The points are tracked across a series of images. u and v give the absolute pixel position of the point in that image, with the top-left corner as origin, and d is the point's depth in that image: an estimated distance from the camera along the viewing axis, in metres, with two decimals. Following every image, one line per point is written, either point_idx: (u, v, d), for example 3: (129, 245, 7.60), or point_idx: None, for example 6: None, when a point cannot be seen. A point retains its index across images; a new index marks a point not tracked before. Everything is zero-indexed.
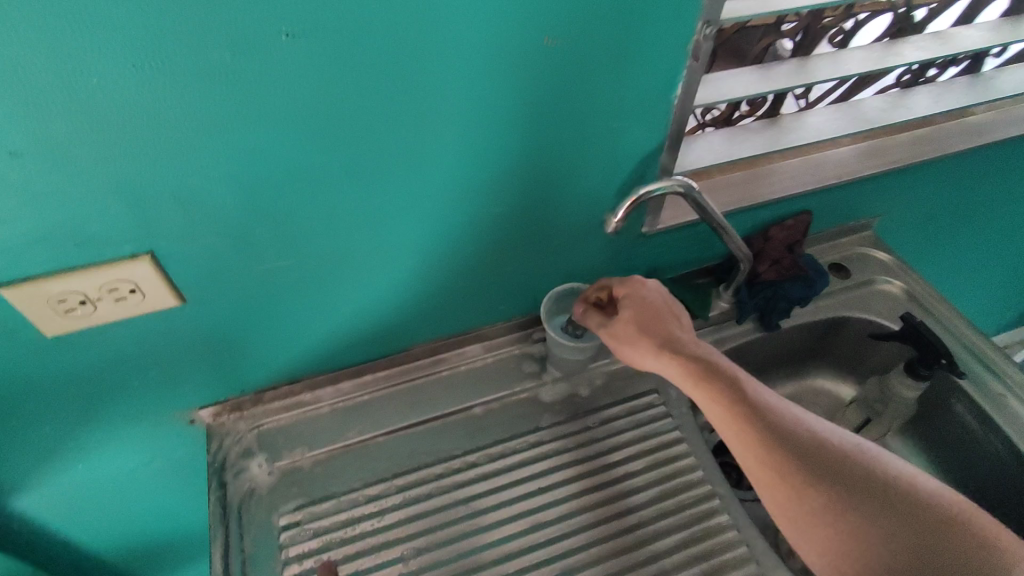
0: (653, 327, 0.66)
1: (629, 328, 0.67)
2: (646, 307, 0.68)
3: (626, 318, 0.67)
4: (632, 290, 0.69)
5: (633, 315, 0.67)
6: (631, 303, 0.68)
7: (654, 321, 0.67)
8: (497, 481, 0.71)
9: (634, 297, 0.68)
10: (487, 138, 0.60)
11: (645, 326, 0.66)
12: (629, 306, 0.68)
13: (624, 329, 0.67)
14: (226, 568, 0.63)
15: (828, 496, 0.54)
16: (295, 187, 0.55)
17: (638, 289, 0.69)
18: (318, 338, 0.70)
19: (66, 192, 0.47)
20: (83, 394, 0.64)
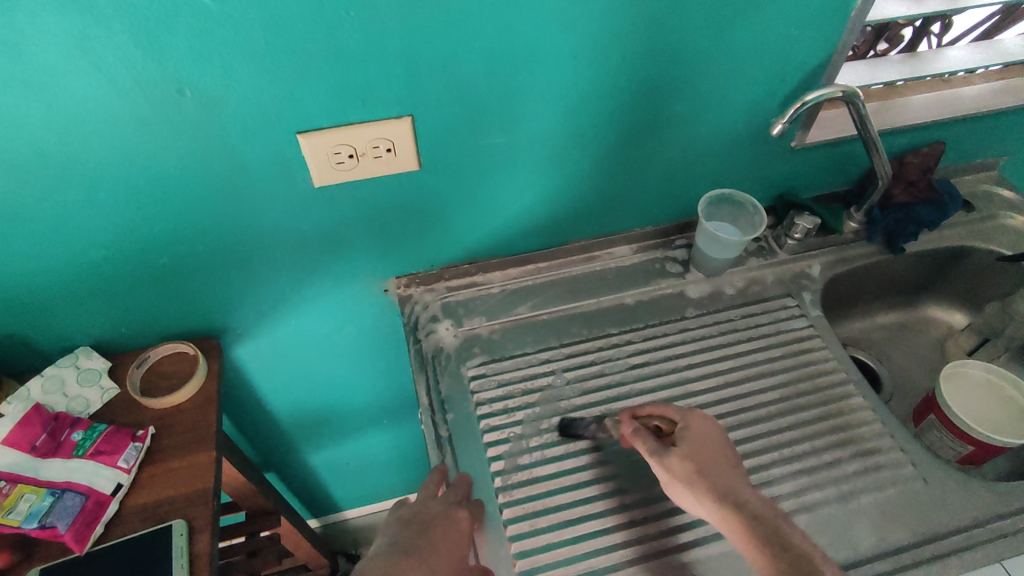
0: (714, 468, 0.59)
1: (682, 465, 0.59)
2: (708, 440, 0.62)
3: (681, 453, 0.60)
4: (693, 433, 0.62)
5: (692, 445, 0.61)
6: (690, 443, 0.61)
7: (711, 464, 0.59)
8: (650, 356, 0.80)
9: (699, 435, 0.62)
10: (685, 37, 0.67)
11: (701, 458, 0.60)
12: (687, 445, 0.61)
13: (672, 464, 0.60)
14: (429, 402, 0.75)
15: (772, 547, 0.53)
16: (524, 66, 0.64)
17: (697, 422, 0.64)
18: (502, 221, 0.81)
19: (368, 54, 0.58)
20: (315, 250, 0.76)
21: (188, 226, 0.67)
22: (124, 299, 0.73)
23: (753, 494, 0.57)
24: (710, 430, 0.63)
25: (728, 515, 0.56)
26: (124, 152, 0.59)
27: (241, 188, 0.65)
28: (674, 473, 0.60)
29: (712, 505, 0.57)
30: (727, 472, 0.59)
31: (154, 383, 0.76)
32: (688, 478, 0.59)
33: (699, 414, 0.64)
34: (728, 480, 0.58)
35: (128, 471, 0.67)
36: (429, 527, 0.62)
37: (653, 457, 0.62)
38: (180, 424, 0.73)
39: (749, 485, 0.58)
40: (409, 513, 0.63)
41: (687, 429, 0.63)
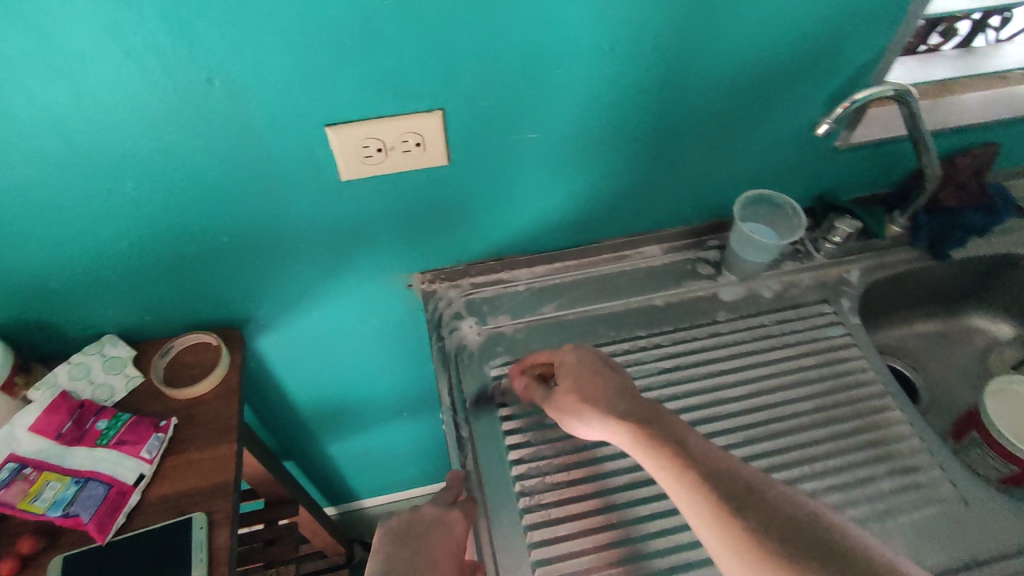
0: (596, 394, 0.61)
1: (572, 398, 0.63)
2: (581, 369, 0.64)
3: (567, 389, 0.63)
4: (570, 373, 0.64)
5: (568, 380, 0.64)
6: (567, 377, 0.64)
7: (593, 384, 0.62)
8: (679, 360, 0.78)
9: (571, 367, 0.65)
10: (732, 28, 0.64)
11: (581, 390, 0.62)
12: (567, 380, 0.64)
13: (574, 411, 0.62)
14: (451, 401, 0.73)
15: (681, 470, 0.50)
16: (561, 58, 0.62)
17: (571, 355, 0.66)
18: (528, 218, 0.79)
19: (401, 44, 0.56)
20: (340, 244, 0.74)
21: (210, 215, 0.66)
22: (148, 287, 0.73)
23: (634, 405, 0.58)
24: (579, 359, 0.65)
25: (619, 430, 0.57)
26: (147, 140, 0.58)
27: (265, 179, 0.64)
28: (573, 408, 0.62)
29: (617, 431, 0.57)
30: (618, 403, 0.59)
31: (178, 373, 0.76)
32: (582, 412, 0.61)
33: (571, 351, 0.66)
34: (620, 409, 0.58)
35: (151, 461, 0.67)
36: (425, 540, 0.58)
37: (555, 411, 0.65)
38: (203, 415, 0.72)
39: (632, 397, 0.59)
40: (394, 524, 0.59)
41: (563, 364, 0.66)
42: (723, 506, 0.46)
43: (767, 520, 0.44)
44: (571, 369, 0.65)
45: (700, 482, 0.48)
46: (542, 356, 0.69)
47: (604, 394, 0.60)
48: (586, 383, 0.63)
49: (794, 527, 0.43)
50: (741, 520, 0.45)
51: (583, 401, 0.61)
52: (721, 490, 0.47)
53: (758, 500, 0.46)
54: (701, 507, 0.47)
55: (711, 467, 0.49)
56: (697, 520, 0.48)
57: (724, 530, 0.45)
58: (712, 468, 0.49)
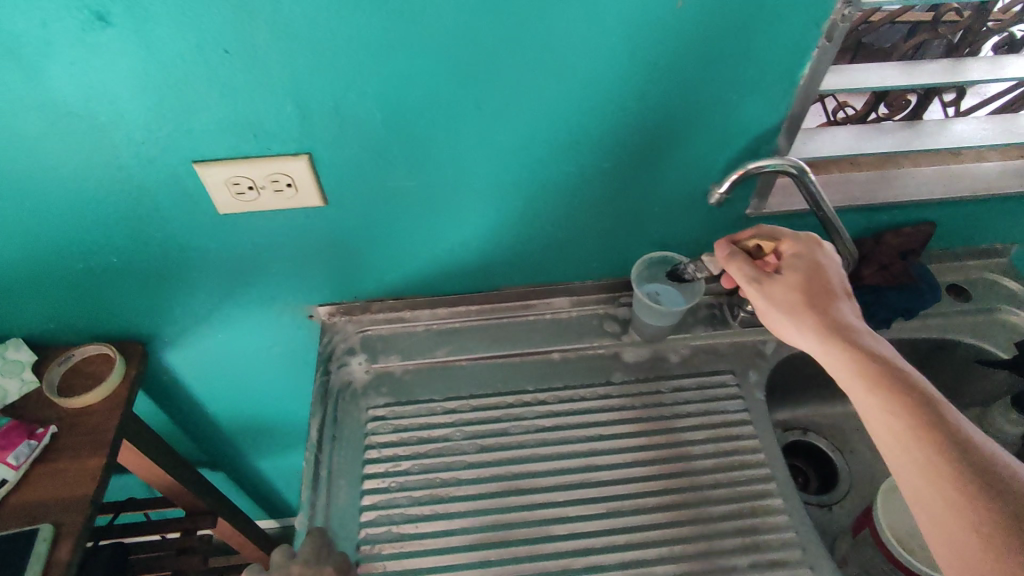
0: (820, 300, 0.62)
1: (790, 288, 0.63)
2: (811, 267, 0.63)
3: (787, 285, 0.63)
4: (800, 264, 0.64)
5: (802, 281, 0.63)
6: (795, 272, 0.63)
7: (819, 292, 0.62)
8: (561, 419, 0.76)
9: (796, 266, 0.64)
10: (607, 93, 0.63)
11: (810, 293, 0.62)
12: (796, 272, 0.63)
13: (783, 302, 0.63)
14: (319, 438, 0.73)
15: (935, 439, 0.52)
16: (431, 114, 0.61)
17: (796, 246, 0.65)
18: (426, 262, 0.79)
19: (257, 91, 0.56)
20: (232, 272, 0.75)
21: (97, 238, 0.68)
22: (46, 299, 0.75)
23: (844, 322, 0.60)
24: (812, 262, 0.64)
25: (853, 356, 0.58)
26: (18, 168, 0.59)
27: (144, 208, 0.65)
28: (785, 303, 0.63)
29: (809, 328, 0.61)
30: (828, 307, 0.61)
31: (73, 381, 0.79)
32: (802, 305, 0.62)
33: (805, 239, 0.66)
34: (825, 294, 0.62)
35: (15, 467, 0.69)
36: None
37: (757, 291, 0.64)
38: (83, 426, 0.74)
39: (803, 267, 0.64)
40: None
41: (794, 254, 0.65)
42: (932, 432, 0.52)
43: (965, 449, 0.51)
44: (813, 266, 0.63)
45: (924, 413, 0.53)
46: (782, 241, 0.66)
47: (859, 332, 0.60)
48: (819, 291, 0.63)
49: (966, 444, 0.51)
50: (923, 417, 0.53)
51: (853, 357, 0.58)
52: (901, 384, 0.55)
53: (932, 404, 0.54)
54: (922, 435, 0.52)
55: (906, 374, 0.56)
56: (901, 442, 0.53)
57: (940, 451, 0.51)
58: (935, 421, 0.53)
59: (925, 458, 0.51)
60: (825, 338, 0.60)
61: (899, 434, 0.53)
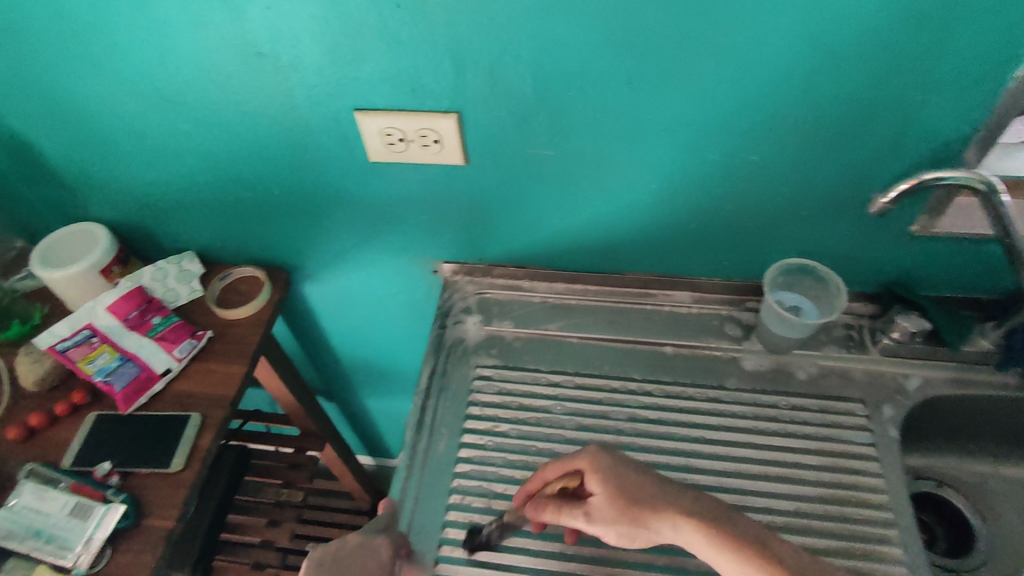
0: (642, 505, 0.55)
1: (611, 508, 0.56)
2: (620, 476, 0.57)
3: (608, 496, 0.56)
4: (606, 472, 0.57)
5: (614, 496, 0.56)
6: (607, 481, 0.57)
7: (638, 490, 0.56)
8: (663, 415, 0.73)
9: (607, 475, 0.57)
10: (770, 80, 0.59)
11: (631, 501, 0.55)
12: (609, 485, 0.56)
13: (606, 514, 0.56)
14: (428, 385, 0.77)
15: None
16: (580, 85, 0.61)
17: (594, 462, 0.58)
18: (551, 234, 0.79)
19: (419, 48, 0.59)
20: (372, 219, 0.81)
21: (266, 170, 0.75)
22: (219, 218, 0.85)
23: (695, 503, 0.54)
24: (611, 462, 0.58)
25: (699, 545, 0.52)
26: (212, 96, 0.67)
27: (308, 148, 0.71)
28: (615, 519, 0.56)
29: (665, 530, 0.54)
30: (664, 506, 0.54)
31: (229, 296, 0.89)
32: (628, 521, 0.55)
33: (587, 453, 0.59)
34: (655, 491, 0.55)
35: (179, 360, 0.81)
36: (347, 564, 0.56)
37: (584, 521, 0.58)
38: (232, 336, 0.84)
39: (642, 477, 0.57)
40: (320, 552, 0.56)
41: (595, 469, 0.58)
42: (767, 555, 0.50)
43: (817, 570, 0.49)
44: (622, 473, 0.57)
45: None
46: (576, 468, 0.60)
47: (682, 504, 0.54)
48: (632, 491, 0.56)
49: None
50: None
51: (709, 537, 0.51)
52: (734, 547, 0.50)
53: (739, 517, 0.53)
54: None
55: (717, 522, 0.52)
56: None
57: None
58: (759, 537, 0.51)
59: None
60: (683, 532, 0.53)
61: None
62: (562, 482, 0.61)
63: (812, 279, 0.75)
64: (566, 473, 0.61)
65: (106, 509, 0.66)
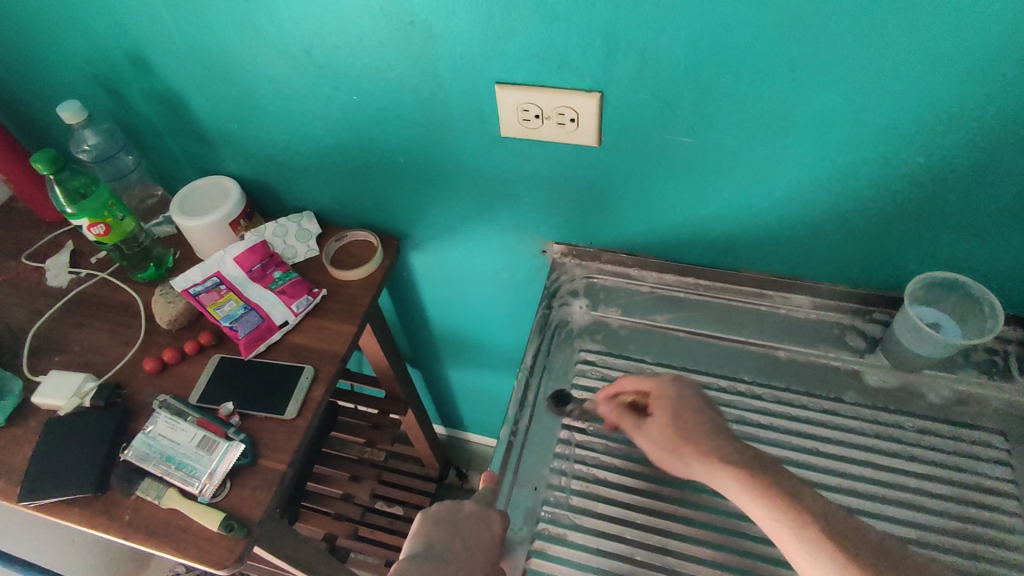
0: (689, 429, 0.61)
1: (664, 432, 0.63)
2: (681, 405, 0.63)
3: (662, 422, 0.63)
4: (670, 399, 0.64)
5: (671, 412, 0.63)
6: (667, 410, 0.63)
7: (693, 433, 0.61)
8: (774, 420, 0.70)
9: (669, 403, 0.64)
10: (946, 75, 0.55)
11: (680, 426, 0.62)
12: (668, 409, 0.63)
13: (657, 435, 0.63)
14: (531, 363, 0.77)
15: (795, 526, 0.52)
16: (735, 69, 0.58)
17: (671, 388, 0.65)
18: (670, 223, 0.77)
19: (573, 23, 0.58)
20: (490, 193, 0.81)
21: (396, 138, 0.77)
22: (342, 182, 0.88)
23: (733, 445, 0.59)
24: (675, 394, 0.64)
25: (722, 472, 0.58)
26: (358, 64, 0.69)
27: (441, 119, 0.72)
28: (661, 442, 0.63)
29: (694, 464, 0.60)
30: (698, 436, 0.61)
31: (342, 258, 0.92)
32: (674, 440, 0.62)
33: (658, 380, 0.66)
34: (701, 428, 0.61)
35: (295, 314, 0.84)
36: (461, 529, 0.59)
37: (639, 433, 0.65)
38: (345, 295, 0.87)
39: (694, 412, 0.63)
40: (437, 509, 0.61)
41: (661, 395, 0.65)
42: (821, 531, 0.51)
43: (846, 531, 0.51)
44: (676, 401, 0.63)
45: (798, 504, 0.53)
46: (648, 387, 0.66)
47: (722, 442, 0.60)
48: (686, 422, 0.62)
49: (827, 513, 0.52)
50: (799, 515, 0.52)
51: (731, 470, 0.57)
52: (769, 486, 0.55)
53: (809, 496, 0.54)
54: (805, 541, 0.51)
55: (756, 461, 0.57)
56: (786, 546, 0.52)
57: (814, 552, 0.50)
58: (812, 509, 0.52)
59: (787, 538, 0.52)
60: (709, 466, 0.59)
61: (777, 525, 0.53)
62: (633, 395, 0.68)
63: (957, 296, 0.70)
64: (640, 394, 0.68)
65: (228, 446, 0.71)
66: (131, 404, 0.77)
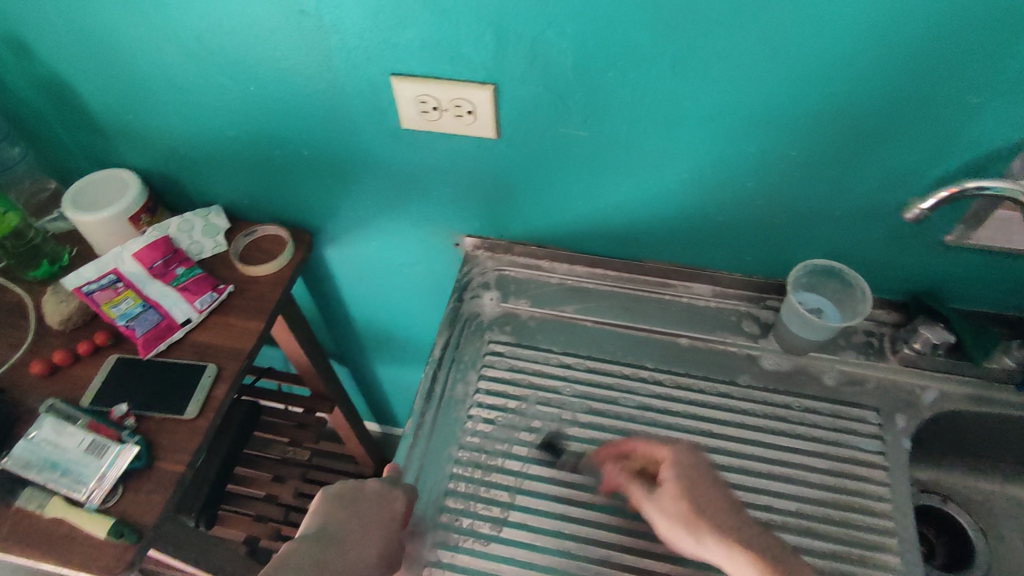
0: (710, 509, 0.57)
1: (674, 504, 0.58)
2: (692, 476, 0.59)
3: (673, 493, 0.58)
4: (682, 469, 0.59)
5: (682, 481, 0.58)
6: (679, 482, 0.58)
7: (710, 505, 0.57)
8: (672, 405, 0.73)
9: (682, 474, 0.59)
10: (814, 74, 0.58)
11: (694, 498, 0.57)
12: (682, 482, 0.58)
13: (669, 506, 0.58)
14: (440, 355, 0.77)
15: None
16: (619, 64, 0.60)
17: (673, 454, 0.60)
18: (574, 216, 0.79)
19: (463, 15, 0.59)
20: (398, 186, 0.81)
21: (300, 130, 0.76)
22: (248, 175, 0.86)
23: (746, 525, 0.56)
24: (690, 463, 0.60)
25: (739, 560, 0.54)
26: (253, 52, 0.68)
27: (343, 110, 0.71)
28: (672, 517, 0.58)
29: (715, 546, 0.56)
30: (725, 516, 0.56)
31: (251, 253, 0.90)
32: (688, 519, 0.57)
33: (672, 448, 0.61)
34: (719, 503, 0.57)
35: (199, 312, 0.81)
36: (359, 508, 0.60)
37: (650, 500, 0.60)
38: (252, 291, 0.85)
39: (712, 486, 0.58)
40: (340, 487, 0.62)
41: (673, 463, 0.60)
42: None
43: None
44: (691, 472, 0.59)
45: None
46: (656, 449, 0.62)
47: (735, 519, 0.57)
48: (699, 495, 0.58)
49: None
50: None
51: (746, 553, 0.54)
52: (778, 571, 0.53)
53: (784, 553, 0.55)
54: None
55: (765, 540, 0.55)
56: None
57: None
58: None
59: None
60: (729, 553, 0.55)
61: None
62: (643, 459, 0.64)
63: (837, 282, 0.75)
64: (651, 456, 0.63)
65: (121, 448, 0.68)
66: (15, 409, 0.73)
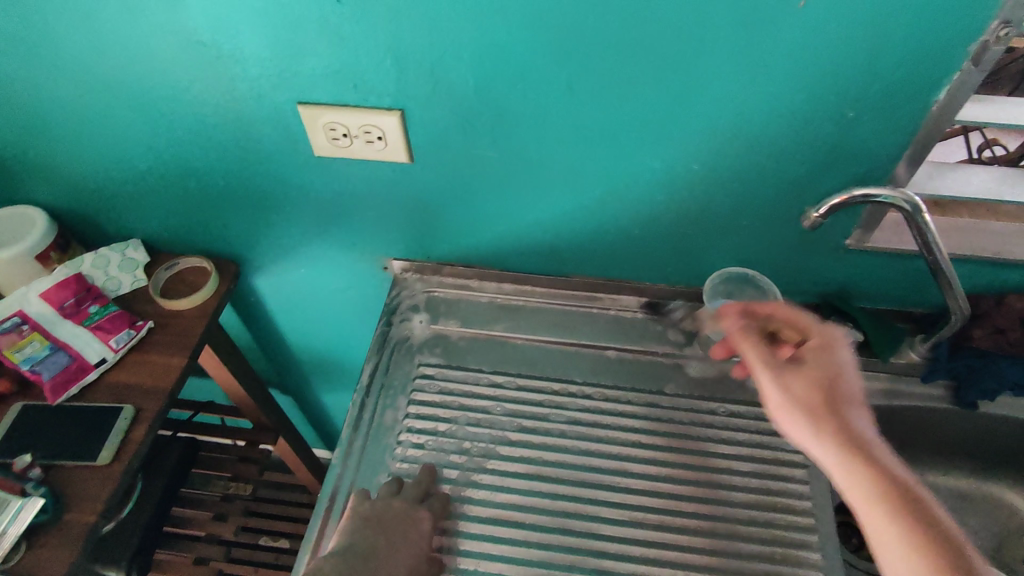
0: (839, 401, 0.56)
1: (806, 388, 0.57)
2: (831, 365, 0.58)
3: (803, 371, 0.58)
4: (822, 343, 0.59)
5: (817, 368, 0.58)
6: (815, 364, 0.58)
7: (838, 391, 0.57)
8: (602, 418, 0.74)
9: (823, 361, 0.58)
10: (707, 91, 0.61)
11: (828, 386, 0.57)
12: (814, 364, 0.58)
13: (795, 381, 0.58)
14: (368, 382, 0.77)
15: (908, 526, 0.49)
16: (522, 87, 0.61)
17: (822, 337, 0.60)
18: (498, 235, 0.79)
19: (362, 43, 0.59)
20: (320, 213, 0.80)
21: (212, 160, 0.74)
22: (163, 207, 0.83)
23: (863, 441, 0.54)
24: (834, 345, 0.59)
25: (855, 477, 0.52)
26: (154, 85, 0.66)
27: (255, 139, 0.70)
28: (803, 396, 0.57)
29: (832, 453, 0.54)
30: (847, 421, 0.55)
31: (173, 287, 0.87)
32: (818, 400, 0.56)
33: (824, 329, 0.60)
34: (844, 397, 0.57)
35: (115, 350, 0.78)
36: (384, 529, 0.63)
37: (771, 376, 0.59)
38: (173, 326, 0.83)
39: (840, 374, 0.58)
40: (368, 510, 0.64)
41: (819, 341, 0.59)
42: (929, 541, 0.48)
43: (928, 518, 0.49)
44: (830, 354, 0.59)
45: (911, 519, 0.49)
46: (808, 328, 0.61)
47: (862, 434, 0.55)
48: (828, 386, 0.57)
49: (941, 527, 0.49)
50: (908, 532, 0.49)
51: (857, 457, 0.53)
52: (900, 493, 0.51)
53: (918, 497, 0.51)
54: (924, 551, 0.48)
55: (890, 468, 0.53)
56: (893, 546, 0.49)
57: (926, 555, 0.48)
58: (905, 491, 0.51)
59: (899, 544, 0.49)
60: (843, 470, 0.53)
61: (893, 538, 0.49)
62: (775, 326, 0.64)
63: (750, 289, 0.76)
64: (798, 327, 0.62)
65: (25, 502, 0.65)
66: None
